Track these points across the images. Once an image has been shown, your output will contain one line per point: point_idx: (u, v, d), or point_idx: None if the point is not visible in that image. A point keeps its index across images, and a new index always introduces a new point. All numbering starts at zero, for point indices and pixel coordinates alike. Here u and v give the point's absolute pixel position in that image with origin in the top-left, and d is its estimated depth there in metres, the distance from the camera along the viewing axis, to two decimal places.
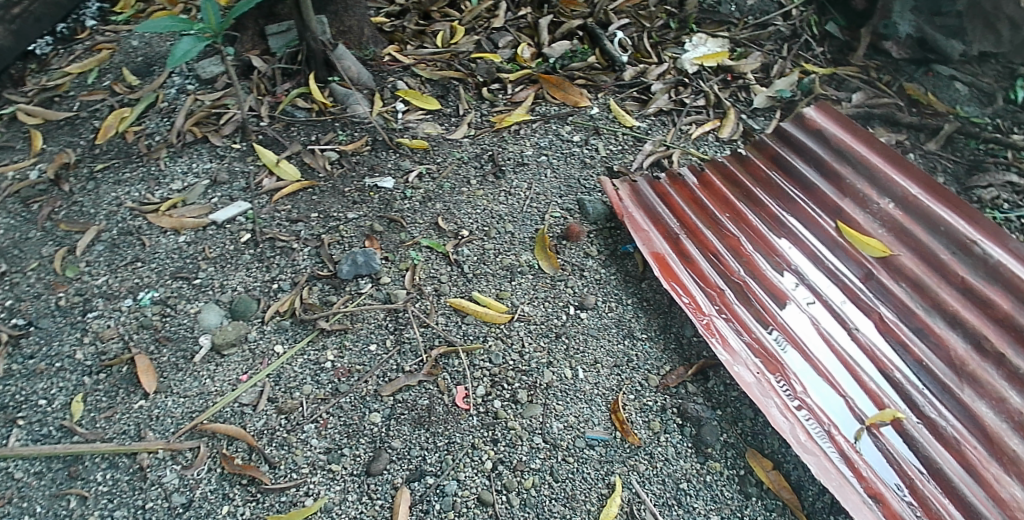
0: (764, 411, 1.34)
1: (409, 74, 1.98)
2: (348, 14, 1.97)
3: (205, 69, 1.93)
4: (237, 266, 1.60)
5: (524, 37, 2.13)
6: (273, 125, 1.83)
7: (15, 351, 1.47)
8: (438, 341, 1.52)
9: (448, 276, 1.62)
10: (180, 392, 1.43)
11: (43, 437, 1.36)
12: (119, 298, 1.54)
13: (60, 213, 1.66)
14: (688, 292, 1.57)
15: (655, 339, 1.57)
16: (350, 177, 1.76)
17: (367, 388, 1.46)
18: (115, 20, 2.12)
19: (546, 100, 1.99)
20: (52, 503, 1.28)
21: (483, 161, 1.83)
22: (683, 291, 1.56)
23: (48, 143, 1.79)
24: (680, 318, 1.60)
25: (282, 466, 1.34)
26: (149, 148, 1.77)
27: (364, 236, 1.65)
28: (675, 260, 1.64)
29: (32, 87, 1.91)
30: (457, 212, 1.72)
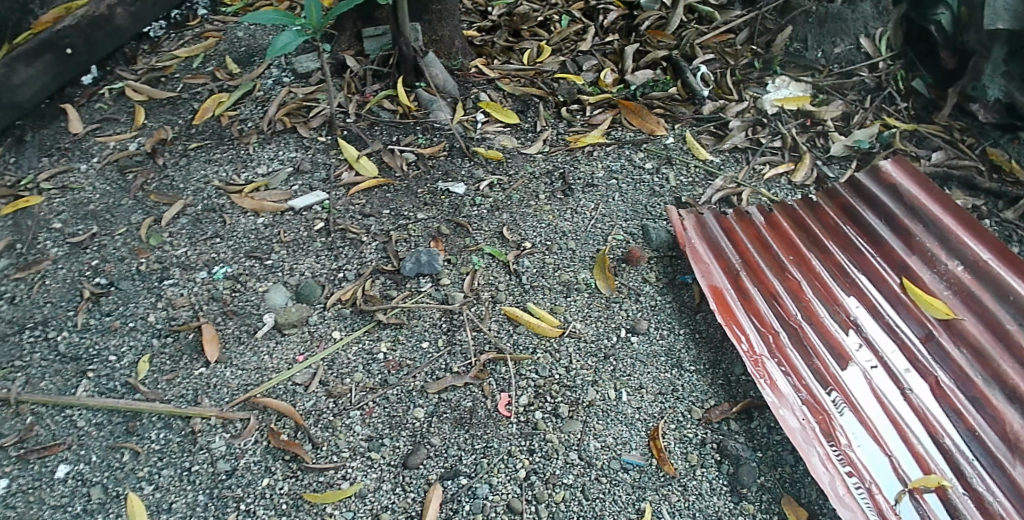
0: (805, 458, 1.32)
1: (492, 87, 2.04)
2: (442, 25, 2.01)
3: (302, 64, 2.03)
4: (307, 252, 1.66)
5: (608, 62, 2.16)
6: (358, 122, 1.90)
7: (94, 307, 1.57)
8: (488, 347, 1.55)
9: (505, 285, 1.65)
10: (239, 365, 1.50)
11: (109, 390, 1.46)
12: (195, 270, 1.62)
13: (151, 185, 1.77)
14: (742, 330, 1.57)
15: (703, 372, 1.56)
16: (424, 179, 1.81)
17: (414, 383, 1.50)
18: (225, 11, 2.26)
19: (623, 125, 2.02)
20: (108, 454, 1.37)
21: (554, 178, 1.86)
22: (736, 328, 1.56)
23: (149, 119, 1.91)
24: (731, 355, 1.59)
25: (325, 447, 1.40)
26: (242, 132, 1.87)
27: (430, 237, 1.70)
28: (733, 297, 1.64)
29: (141, 66, 2.05)
30: (522, 224, 1.76)
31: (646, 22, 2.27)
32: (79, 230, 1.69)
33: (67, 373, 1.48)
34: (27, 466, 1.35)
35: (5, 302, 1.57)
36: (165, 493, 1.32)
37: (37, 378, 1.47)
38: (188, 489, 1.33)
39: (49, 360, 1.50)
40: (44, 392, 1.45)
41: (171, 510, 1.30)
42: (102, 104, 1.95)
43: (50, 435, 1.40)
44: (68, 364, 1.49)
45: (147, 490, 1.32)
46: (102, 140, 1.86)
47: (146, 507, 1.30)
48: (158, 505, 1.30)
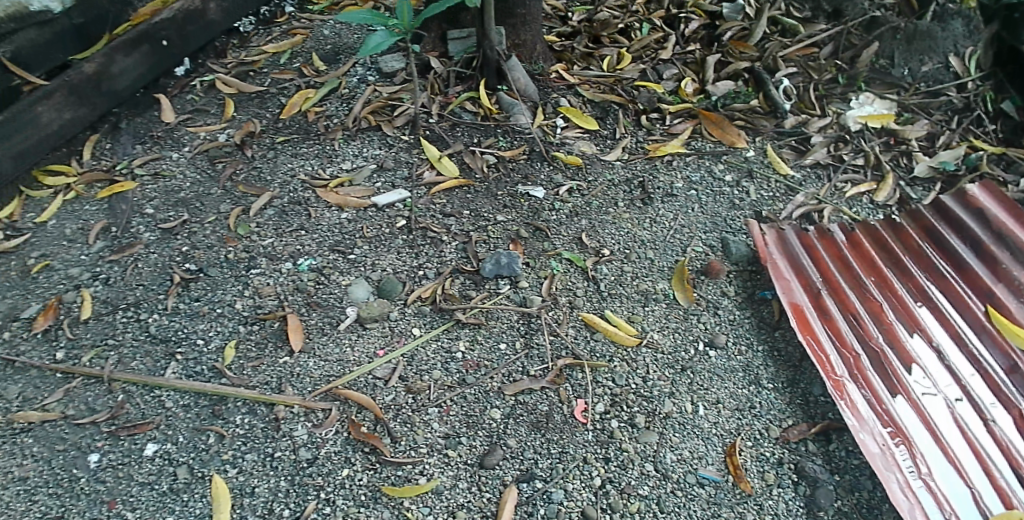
0: (883, 484, 1.29)
1: (572, 93, 2.04)
2: (526, 29, 2.02)
3: (387, 63, 2.06)
4: (389, 249, 1.69)
5: (689, 71, 2.15)
6: (440, 123, 1.93)
7: (183, 292, 1.61)
8: (565, 352, 1.56)
9: (584, 291, 1.65)
10: (321, 356, 1.53)
11: (195, 373, 1.50)
12: (280, 260, 1.66)
13: (240, 176, 1.82)
14: (822, 348, 1.54)
15: (781, 391, 1.54)
16: (504, 181, 1.83)
17: (492, 384, 1.51)
18: (311, 9, 2.31)
19: (702, 136, 2.01)
20: (195, 435, 1.41)
21: (633, 186, 1.86)
22: (817, 346, 1.53)
23: (238, 111, 1.97)
24: (810, 375, 1.57)
25: (403, 442, 1.41)
26: (327, 128, 1.91)
27: (509, 239, 1.71)
28: (813, 315, 1.61)
29: (232, 60, 2.12)
30: (601, 231, 1.76)
31: (728, 32, 2.26)
32: (170, 216, 1.74)
33: (157, 354, 1.52)
34: (117, 442, 1.40)
35: (100, 283, 1.63)
36: (249, 478, 1.36)
37: (129, 357, 1.52)
38: (270, 475, 1.36)
39: (139, 340, 1.54)
40: (135, 371, 1.50)
41: (254, 494, 1.33)
42: (194, 95, 2.03)
43: (140, 414, 1.44)
44: (158, 345, 1.54)
45: (231, 473, 1.36)
46: (193, 130, 1.93)
47: (230, 489, 1.34)
48: (241, 488, 1.34)
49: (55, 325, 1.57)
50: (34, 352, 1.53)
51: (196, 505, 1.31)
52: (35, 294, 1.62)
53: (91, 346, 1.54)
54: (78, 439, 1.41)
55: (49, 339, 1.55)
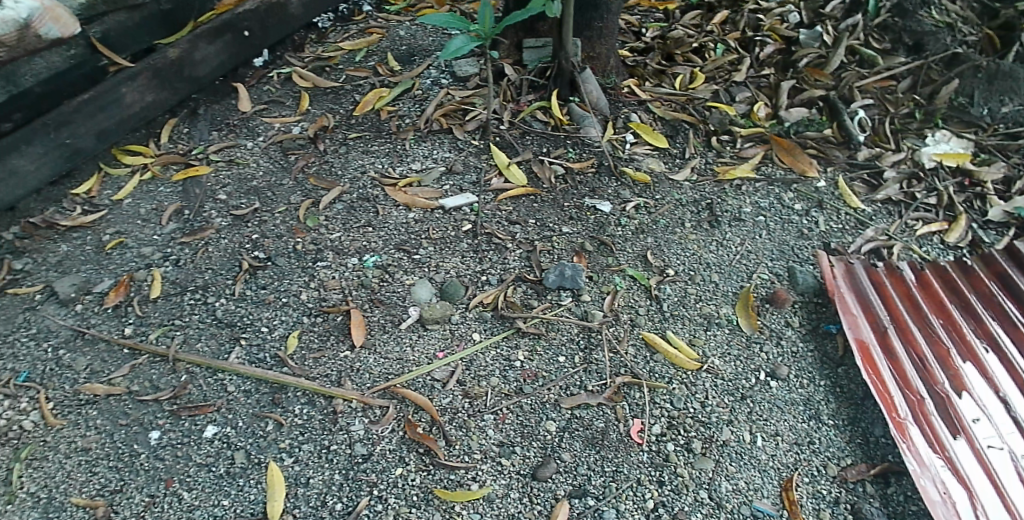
0: None
1: (643, 109, 2.04)
2: (601, 43, 2.03)
3: (461, 67, 2.07)
4: (454, 251, 1.70)
5: (762, 96, 2.15)
6: (511, 130, 1.94)
7: (251, 279, 1.64)
8: (624, 370, 1.55)
9: (645, 310, 1.65)
10: (382, 353, 1.54)
11: (258, 360, 1.51)
12: (347, 255, 1.68)
13: (312, 168, 1.84)
14: (886, 388, 1.50)
15: (841, 429, 1.51)
16: (571, 193, 1.83)
17: (549, 395, 1.50)
18: (388, 9, 2.36)
19: (773, 163, 2.01)
20: (254, 421, 1.43)
21: (701, 207, 1.86)
22: (881, 385, 1.49)
23: (313, 105, 2.00)
24: (873, 414, 1.53)
25: (458, 446, 1.41)
26: (399, 128, 1.93)
27: (574, 251, 1.71)
28: (879, 353, 1.57)
29: (309, 55, 2.17)
30: (666, 250, 1.76)
31: (804, 59, 2.26)
32: (242, 204, 1.78)
33: (221, 338, 1.55)
34: (178, 421, 1.43)
35: (170, 264, 1.67)
36: (304, 468, 1.37)
37: (194, 338, 1.54)
38: (325, 467, 1.37)
39: (206, 323, 1.57)
40: (199, 353, 1.52)
41: (308, 484, 1.34)
42: (270, 87, 2.07)
43: (202, 396, 1.46)
44: (223, 329, 1.56)
45: (287, 462, 1.37)
46: (268, 121, 1.97)
47: (285, 478, 1.35)
48: (296, 478, 1.35)
49: (125, 301, 1.61)
50: (104, 326, 1.57)
51: (250, 491, 1.33)
52: (108, 270, 1.66)
53: (159, 325, 1.57)
54: (140, 415, 1.43)
55: (119, 314, 1.59)
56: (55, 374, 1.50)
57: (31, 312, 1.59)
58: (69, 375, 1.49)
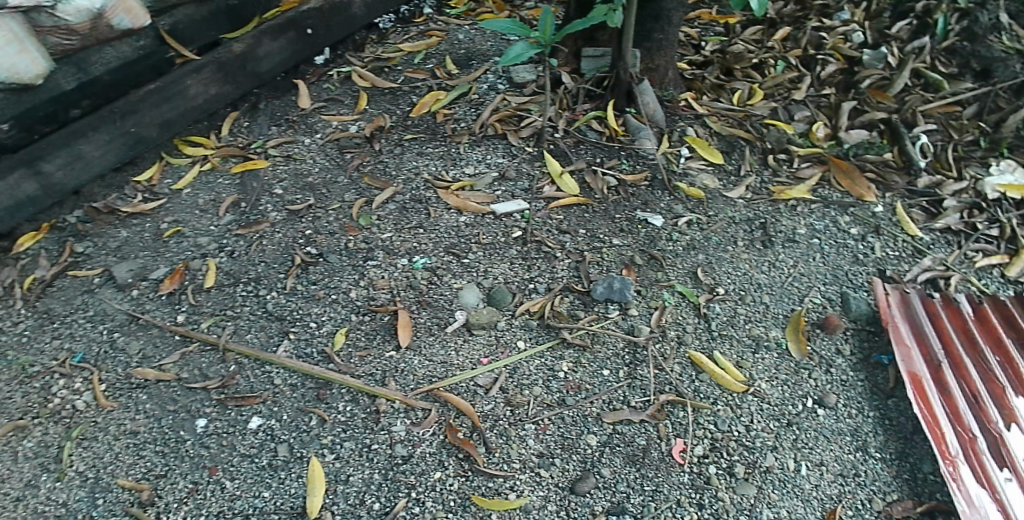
0: None
1: (699, 123, 2.01)
2: (660, 54, 2.02)
3: (519, 74, 2.07)
4: (503, 257, 1.69)
5: (822, 115, 2.11)
6: (565, 138, 1.92)
7: (302, 274, 1.66)
8: (668, 388, 1.52)
9: (693, 328, 1.62)
10: (427, 355, 1.54)
11: (305, 355, 1.53)
12: (397, 255, 1.68)
13: (367, 167, 1.86)
14: (938, 424, 1.45)
15: (889, 462, 1.46)
16: (623, 205, 1.81)
17: (591, 409, 1.48)
18: (449, 13, 2.38)
19: (830, 185, 1.97)
20: (298, 415, 1.44)
21: (754, 226, 1.83)
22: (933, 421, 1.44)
23: (371, 105, 2.03)
24: (921, 450, 1.48)
25: (497, 454, 1.40)
26: (454, 131, 1.94)
27: (623, 264, 1.70)
28: (932, 387, 1.52)
29: (369, 55, 2.20)
30: (717, 268, 1.73)
31: (867, 80, 2.21)
32: (297, 199, 1.80)
33: (271, 330, 1.56)
34: (224, 411, 1.45)
35: (225, 255, 1.70)
36: (344, 466, 1.37)
37: (244, 329, 1.56)
38: (365, 466, 1.37)
39: (256, 315, 1.59)
40: (249, 344, 1.54)
41: (348, 482, 1.35)
42: (330, 84, 2.10)
43: (249, 387, 1.48)
44: (273, 322, 1.58)
45: (328, 458, 1.38)
46: (326, 118, 2.00)
47: (325, 474, 1.36)
48: (336, 475, 1.36)
49: (180, 289, 1.64)
50: (157, 312, 1.60)
51: (291, 484, 1.34)
52: (164, 257, 1.70)
53: (211, 314, 1.59)
54: (188, 402, 1.46)
55: (172, 301, 1.62)
56: (108, 357, 1.53)
57: (90, 295, 1.64)
58: (122, 358, 1.53)
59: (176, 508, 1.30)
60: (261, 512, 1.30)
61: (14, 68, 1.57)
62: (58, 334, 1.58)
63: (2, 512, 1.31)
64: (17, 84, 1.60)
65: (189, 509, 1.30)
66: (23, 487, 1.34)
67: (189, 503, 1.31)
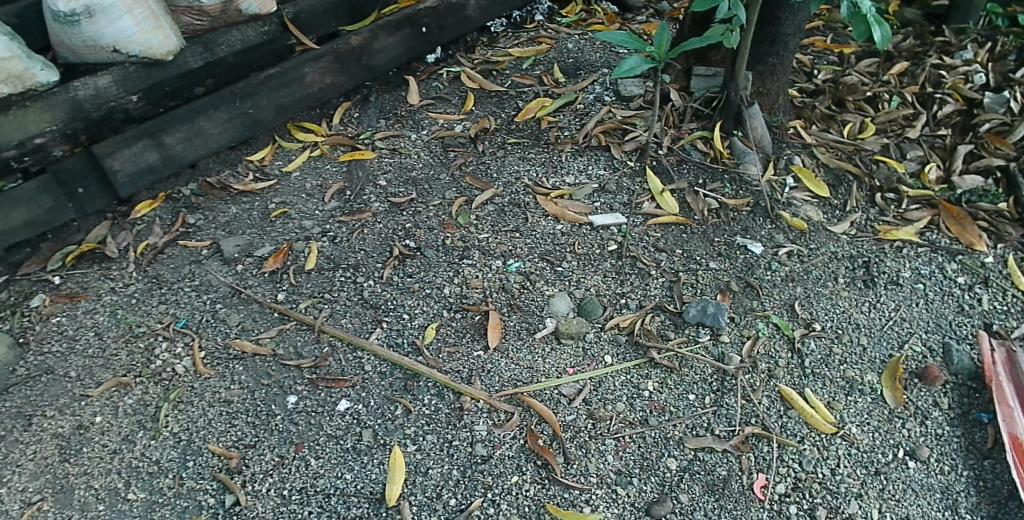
0: None
1: (807, 153, 1.98)
2: (772, 79, 1.99)
3: (626, 87, 2.07)
4: (596, 269, 1.68)
5: (935, 156, 2.04)
6: (668, 156, 1.91)
7: (399, 265, 1.69)
8: (754, 420, 1.47)
9: (785, 362, 1.57)
10: (513, 359, 1.54)
11: (396, 344, 1.55)
12: (492, 257, 1.70)
13: (469, 167, 1.89)
14: None
15: None
16: (722, 228, 1.79)
17: (674, 432, 1.45)
18: (559, 21, 2.41)
19: (938, 229, 1.88)
20: (385, 403, 1.46)
21: (856, 264, 1.77)
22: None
23: (477, 106, 2.07)
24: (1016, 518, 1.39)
25: (576, 465, 1.38)
26: (557, 139, 1.95)
27: (718, 289, 1.67)
28: None
29: (479, 57, 2.25)
30: (815, 303, 1.68)
31: (986, 124, 2.11)
32: (399, 192, 1.84)
33: (365, 317, 1.60)
34: (315, 390, 1.48)
35: (327, 239, 1.75)
36: (424, 458, 1.38)
37: (340, 314, 1.60)
38: (445, 460, 1.38)
39: (352, 301, 1.63)
40: (343, 328, 1.58)
41: (427, 475, 1.36)
42: (439, 83, 2.16)
43: (340, 370, 1.51)
44: (367, 309, 1.61)
45: (410, 448, 1.39)
46: (433, 116, 2.04)
47: (405, 463, 1.37)
48: (416, 466, 1.37)
49: (282, 268, 1.69)
50: (259, 288, 1.66)
51: (372, 469, 1.36)
52: (270, 236, 1.76)
53: (309, 296, 1.64)
54: (281, 378, 1.50)
55: (274, 279, 1.67)
56: (209, 325, 1.59)
57: (196, 265, 1.71)
58: (222, 328, 1.59)
59: (262, 479, 1.34)
60: (341, 493, 1.33)
61: (148, 44, 1.68)
62: (164, 299, 1.65)
63: (99, 462, 1.37)
64: (149, 59, 1.70)
65: (273, 481, 1.34)
66: (121, 441, 1.41)
67: (274, 476, 1.35)
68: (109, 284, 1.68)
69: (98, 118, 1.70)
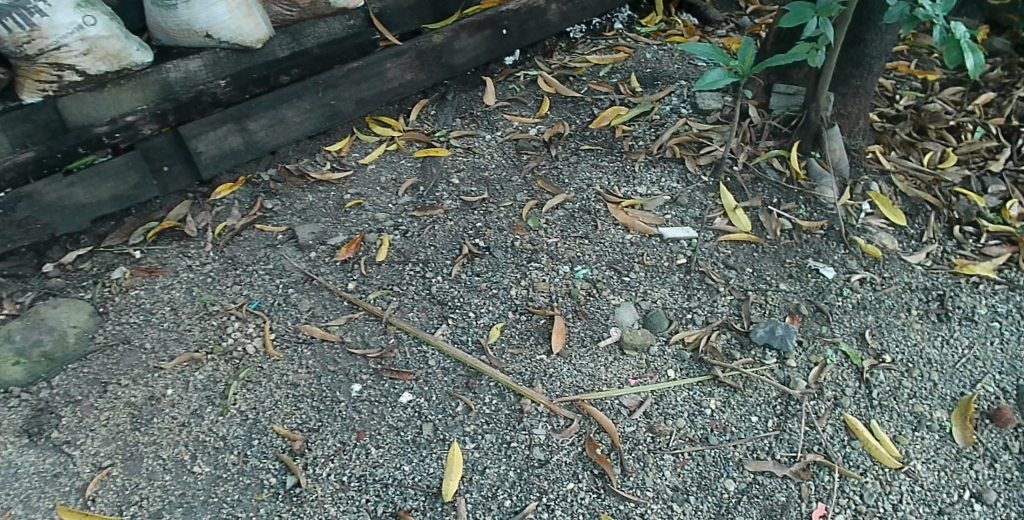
0: None
1: (884, 179, 1.94)
2: (854, 101, 1.96)
3: (704, 100, 2.06)
4: (663, 282, 1.67)
5: (1018, 192, 1.97)
6: (743, 173, 1.90)
7: (468, 263, 1.70)
8: (817, 448, 1.43)
9: (852, 392, 1.52)
10: (576, 365, 1.53)
11: (461, 341, 1.56)
12: (560, 262, 1.70)
13: (541, 171, 1.91)
14: None
15: None
16: (794, 250, 1.76)
17: (734, 453, 1.41)
18: (639, 30, 2.41)
19: (1018, 266, 1.81)
20: (446, 399, 1.47)
21: (930, 297, 1.72)
22: None
23: (552, 111, 2.08)
24: None
25: (633, 477, 1.35)
26: (631, 148, 1.95)
27: (787, 311, 1.64)
28: None
29: (556, 62, 2.26)
30: (885, 333, 1.63)
31: None
32: (472, 191, 1.87)
33: (431, 312, 1.61)
34: (379, 381, 1.50)
35: (399, 233, 1.77)
36: (482, 456, 1.38)
37: (407, 307, 1.62)
38: (503, 461, 1.38)
39: (420, 295, 1.65)
40: (410, 322, 1.60)
41: (484, 473, 1.36)
42: (515, 86, 2.18)
43: (404, 363, 1.53)
44: (434, 305, 1.63)
45: (468, 446, 1.40)
46: (508, 117, 2.07)
47: (463, 460, 1.37)
48: (474, 463, 1.37)
49: (354, 258, 1.72)
50: (331, 276, 1.69)
51: (431, 463, 1.37)
52: (343, 226, 1.80)
53: (378, 287, 1.66)
54: (347, 366, 1.53)
55: (346, 269, 1.70)
56: (281, 309, 1.63)
57: (272, 249, 1.75)
58: (293, 312, 1.62)
59: (323, 463, 1.36)
60: (399, 484, 1.33)
61: (240, 31, 1.73)
62: (239, 280, 1.69)
63: (168, 433, 1.41)
64: (240, 46, 1.75)
65: (334, 466, 1.36)
66: (190, 414, 1.45)
67: (335, 461, 1.37)
68: (186, 262, 1.74)
69: (187, 100, 1.76)
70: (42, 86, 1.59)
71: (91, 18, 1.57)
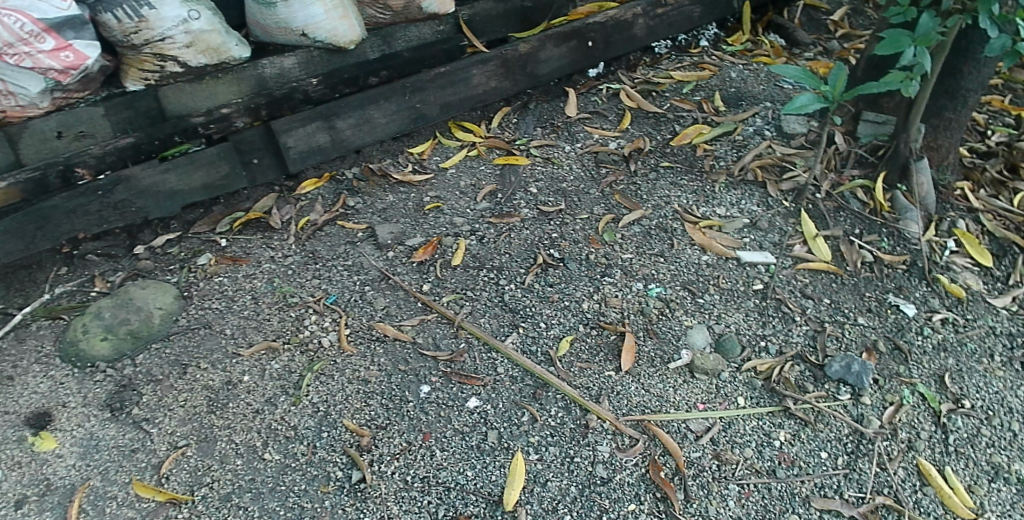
0: None
1: (972, 217, 1.88)
2: (946, 134, 1.90)
3: (789, 124, 2.04)
4: (739, 306, 1.65)
5: None
6: (826, 201, 1.87)
7: (542, 273, 1.71)
8: (886, 491, 1.37)
9: (928, 435, 1.46)
10: (645, 385, 1.52)
11: (530, 352, 1.57)
12: (633, 278, 1.70)
13: (620, 185, 1.91)
14: None
15: None
16: (875, 283, 1.72)
17: (801, 489, 1.36)
18: (725, 49, 2.40)
19: None
20: (512, 408, 1.48)
21: (1016, 343, 1.64)
22: None
23: (633, 126, 2.09)
24: None
25: (696, 504, 1.32)
26: (712, 168, 1.94)
27: (864, 346, 1.60)
28: None
29: (640, 77, 2.27)
30: (966, 378, 1.57)
31: None
32: (549, 201, 1.88)
33: (502, 320, 1.63)
34: (448, 384, 1.52)
35: (475, 238, 1.80)
36: (544, 469, 1.37)
37: (479, 313, 1.64)
38: (565, 475, 1.36)
39: (492, 302, 1.66)
40: (481, 328, 1.61)
41: (544, 486, 1.35)
42: (597, 98, 2.19)
43: (473, 368, 1.54)
44: (506, 313, 1.64)
45: (532, 457, 1.39)
46: (588, 130, 2.08)
47: (525, 471, 1.37)
48: (535, 475, 1.36)
49: (430, 260, 1.75)
50: (407, 276, 1.72)
51: (493, 471, 1.37)
52: (422, 227, 1.83)
53: (452, 291, 1.68)
54: (417, 367, 1.55)
55: (421, 270, 1.73)
56: (357, 305, 1.67)
57: (351, 246, 1.80)
58: (368, 310, 1.66)
59: (388, 461, 1.38)
60: (460, 489, 1.34)
61: (334, 31, 1.77)
62: (319, 274, 1.74)
63: (242, 419, 1.46)
64: (333, 46, 1.80)
65: (398, 465, 1.37)
66: (264, 402, 1.49)
67: (400, 460, 1.38)
68: (269, 253, 1.79)
69: (280, 96, 1.82)
70: (144, 75, 1.65)
71: (196, 13, 1.62)
